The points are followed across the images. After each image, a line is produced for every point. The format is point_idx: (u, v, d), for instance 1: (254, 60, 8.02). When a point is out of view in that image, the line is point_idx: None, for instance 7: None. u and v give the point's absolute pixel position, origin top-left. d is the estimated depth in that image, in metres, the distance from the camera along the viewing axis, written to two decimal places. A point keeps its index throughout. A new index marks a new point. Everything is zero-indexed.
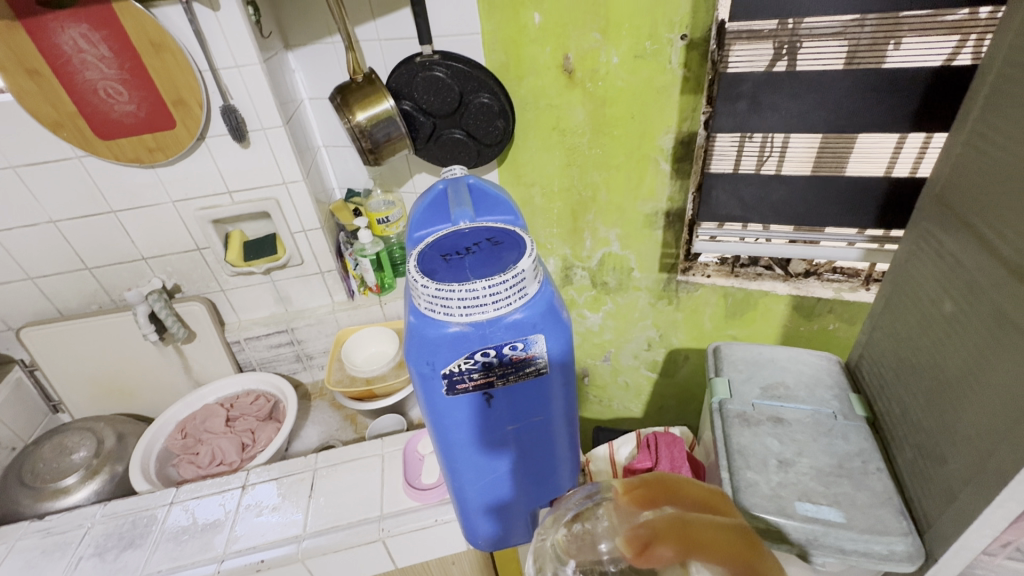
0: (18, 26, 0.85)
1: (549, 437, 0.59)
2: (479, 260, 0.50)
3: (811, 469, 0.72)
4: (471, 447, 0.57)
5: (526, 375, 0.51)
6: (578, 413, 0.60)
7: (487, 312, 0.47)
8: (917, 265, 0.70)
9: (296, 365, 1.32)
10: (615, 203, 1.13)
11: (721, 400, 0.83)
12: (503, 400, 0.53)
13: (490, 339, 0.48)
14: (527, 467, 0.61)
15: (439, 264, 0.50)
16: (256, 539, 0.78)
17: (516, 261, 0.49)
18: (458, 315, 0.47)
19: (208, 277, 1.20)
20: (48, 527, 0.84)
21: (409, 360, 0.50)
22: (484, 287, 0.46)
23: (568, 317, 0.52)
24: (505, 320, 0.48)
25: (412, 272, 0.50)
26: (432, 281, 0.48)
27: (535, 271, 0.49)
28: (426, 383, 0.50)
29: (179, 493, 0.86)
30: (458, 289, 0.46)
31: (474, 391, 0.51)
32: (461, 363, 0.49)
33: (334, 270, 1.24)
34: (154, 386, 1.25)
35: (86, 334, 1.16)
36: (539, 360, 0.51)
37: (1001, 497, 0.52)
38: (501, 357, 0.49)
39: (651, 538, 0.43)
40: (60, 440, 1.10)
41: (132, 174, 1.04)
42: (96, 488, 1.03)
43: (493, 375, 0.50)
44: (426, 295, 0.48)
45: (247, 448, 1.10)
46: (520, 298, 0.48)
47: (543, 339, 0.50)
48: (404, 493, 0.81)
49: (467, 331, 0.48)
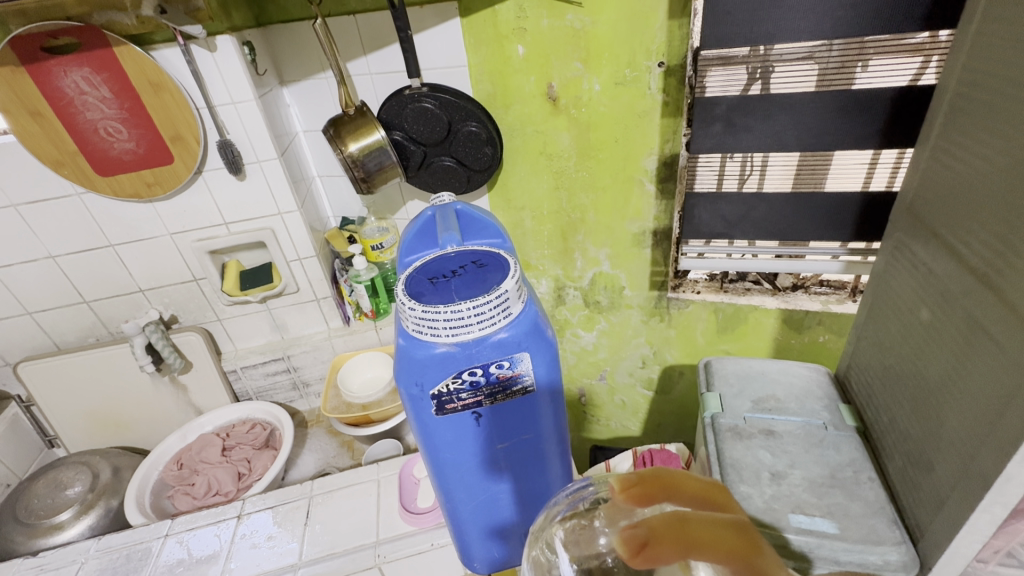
0: (23, 71, 0.89)
1: (540, 455, 0.60)
2: (464, 282, 0.52)
3: (803, 481, 0.72)
4: (464, 467, 0.57)
5: (514, 393, 0.53)
6: (568, 430, 0.61)
7: (472, 332, 0.49)
8: (894, 275, 0.72)
9: (293, 393, 1.32)
10: (604, 224, 1.15)
11: (713, 414, 0.84)
12: (492, 419, 0.54)
13: (476, 358, 0.50)
14: (521, 486, 0.61)
15: (426, 287, 0.52)
16: (251, 570, 0.78)
17: (500, 281, 0.51)
18: (444, 336, 0.49)
19: (205, 307, 1.21)
20: (41, 564, 0.83)
21: (398, 382, 0.51)
22: (469, 308, 0.48)
23: (552, 334, 0.53)
24: (491, 340, 0.50)
25: (399, 295, 0.51)
26: (419, 303, 0.49)
27: (518, 291, 0.51)
28: (416, 403, 0.51)
29: (174, 525, 0.86)
30: (443, 310, 0.48)
31: (463, 410, 0.52)
32: (449, 383, 0.50)
33: (329, 296, 1.25)
34: (150, 418, 1.25)
35: (83, 367, 1.17)
36: (526, 378, 0.52)
37: (986, 501, 0.53)
38: (488, 376, 0.51)
39: (650, 539, 0.40)
40: (55, 475, 1.09)
41: (130, 209, 1.06)
42: (91, 523, 1.02)
43: (481, 394, 0.51)
44: (414, 317, 0.49)
45: (244, 477, 1.10)
46: (505, 318, 0.50)
47: (528, 357, 0.51)
48: (400, 518, 0.81)
49: (453, 352, 0.49)
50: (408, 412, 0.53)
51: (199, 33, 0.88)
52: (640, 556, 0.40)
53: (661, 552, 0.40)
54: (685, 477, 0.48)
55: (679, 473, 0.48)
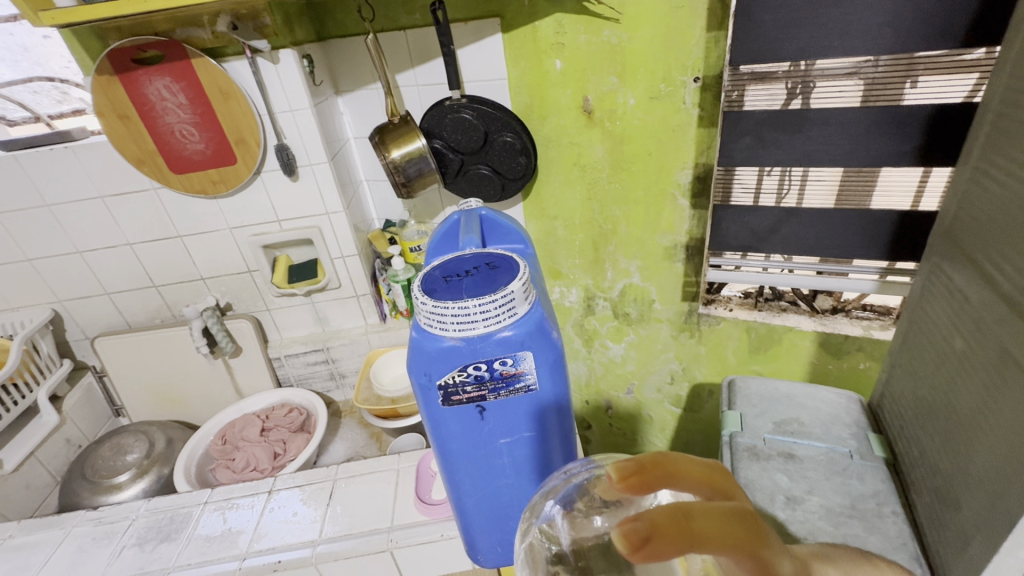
0: (116, 80, 1.01)
1: (544, 453, 0.61)
2: (476, 281, 0.55)
3: (819, 508, 0.70)
4: (471, 457, 0.60)
5: (516, 390, 0.55)
6: (572, 431, 0.62)
7: (477, 329, 0.52)
8: (931, 301, 0.69)
9: (330, 383, 1.40)
10: (635, 236, 1.15)
11: (731, 433, 0.83)
12: (496, 414, 0.57)
13: (480, 353, 0.53)
14: (525, 482, 0.63)
15: (439, 284, 0.56)
16: (276, 541, 0.84)
17: (508, 282, 0.54)
18: (452, 330, 0.52)
19: (256, 297, 1.31)
20: (99, 517, 0.92)
21: (409, 371, 0.54)
22: (475, 305, 0.51)
23: (557, 337, 0.55)
24: (495, 337, 0.52)
25: (415, 290, 0.55)
26: (431, 299, 0.53)
27: (525, 292, 0.54)
28: (424, 393, 0.55)
29: (213, 494, 0.94)
30: (451, 306, 0.51)
31: (468, 402, 0.55)
32: (454, 375, 0.53)
33: (368, 293, 1.33)
34: (202, 396, 1.36)
35: (149, 344, 1.29)
36: (528, 376, 0.55)
37: (1009, 544, 0.50)
38: (492, 371, 0.53)
39: (653, 534, 0.34)
40: (118, 440, 1.22)
41: (197, 203, 1.17)
42: (145, 487, 1.13)
43: (485, 388, 0.54)
44: (425, 311, 0.53)
45: (279, 457, 1.17)
46: (509, 316, 0.53)
47: (531, 356, 0.54)
48: (415, 507, 0.85)
49: (459, 346, 0.52)
50: (419, 400, 0.56)
51: (264, 46, 0.98)
52: (641, 554, 0.33)
53: (663, 549, 0.33)
54: (686, 461, 0.41)
55: (680, 455, 0.41)
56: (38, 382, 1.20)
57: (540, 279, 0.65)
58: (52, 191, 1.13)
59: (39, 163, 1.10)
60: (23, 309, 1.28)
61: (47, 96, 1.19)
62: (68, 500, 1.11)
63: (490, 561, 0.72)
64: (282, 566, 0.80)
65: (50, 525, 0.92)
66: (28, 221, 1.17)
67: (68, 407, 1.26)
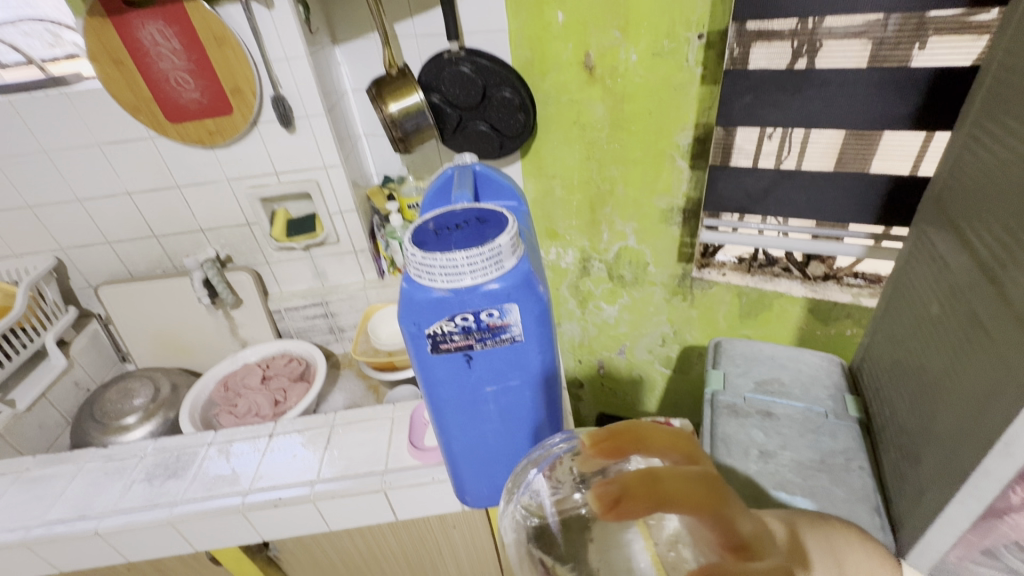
0: (108, 23, 0.99)
1: (528, 401, 0.64)
2: (465, 235, 0.56)
3: (791, 462, 0.73)
4: (459, 404, 0.63)
5: (502, 341, 0.57)
6: (556, 381, 0.65)
7: (465, 281, 0.53)
8: (914, 267, 0.70)
9: (329, 336, 1.43)
10: (632, 197, 1.15)
11: (713, 391, 0.85)
12: (482, 362, 0.59)
13: (468, 304, 0.54)
14: (510, 429, 0.66)
15: (430, 237, 0.57)
16: (276, 480, 0.88)
17: (496, 236, 0.55)
18: (440, 281, 0.54)
19: (255, 250, 1.33)
20: (110, 454, 0.97)
21: (399, 320, 0.56)
22: (463, 257, 0.52)
23: (543, 290, 0.57)
24: (482, 289, 0.54)
25: (405, 242, 0.56)
26: (420, 250, 0.54)
27: (513, 247, 0.55)
28: (414, 341, 0.57)
29: (217, 436, 0.98)
30: (440, 257, 0.53)
31: (455, 351, 0.57)
32: (442, 324, 0.55)
33: (366, 249, 1.34)
34: (204, 346, 1.40)
35: (151, 294, 1.32)
36: (514, 328, 0.57)
37: (961, 495, 0.53)
38: (479, 322, 0.55)
39: (622, 495, 0.39)
40: (125, 385, 1.26)
41: (194, 153, 1.17)
42: (151, 429, 1.18)
43: (472, 339, 0.56)
44: (414, 263, 0.54)
45: (279, 404, 1.21)
46: (496, 269, 0.54)
47: (517, 309, 0.55)
48: (408, 453, 0.89)
49: (447, 297, 0.54)
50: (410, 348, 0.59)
51: None
52: (612, 513, 0.39)
53: (634, 509, 0.39)
54: (654, 428, 0.47)
55: (646, 427, 0.47)
56: (44, 327, 1.23)
57: (530, 236, 0.66)
58: (49, 137, 1.13)
59: (35, 108, 1.09)
60: (27, 255, 1.30)
61: (38, 39, 1.16)
62: (80, 439, 1.16)
63: (478, 502, 0.77)
64: (282, 502, 0.85)
65: (64, 460, 0.97)
66: (27, 167, 1.17)
67: (75, 352, 1.30)
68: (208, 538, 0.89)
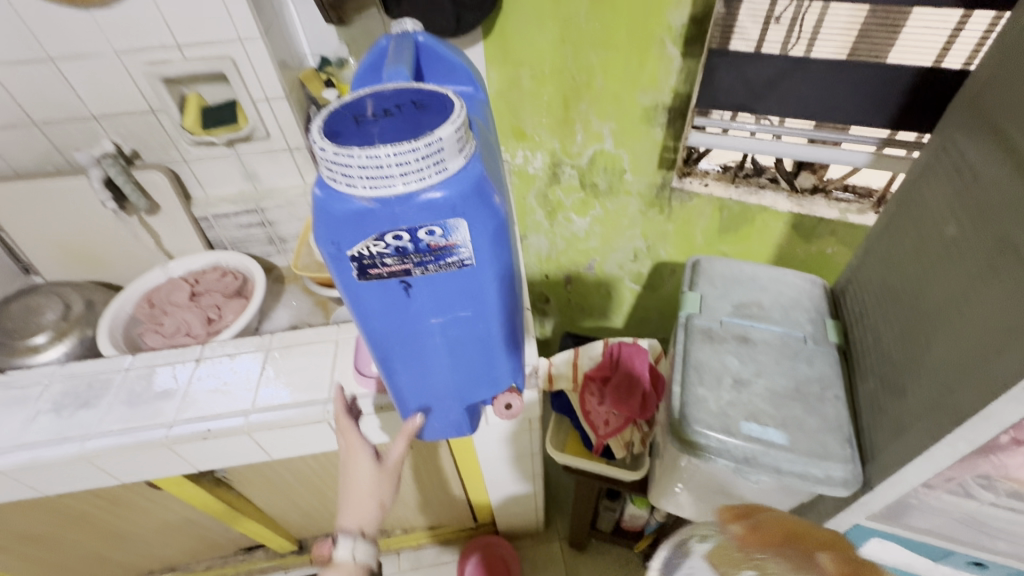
0: None
1: (481, 334, 0.54)
2: (395, 124, 0.42)
3: (765, 391, 0.69)
4: (399, 338, 0.53)
5: (447, 265, 0.46)
6: (515, 310, 0.55)
7: (394, 188, 0.41)
8: (930, 181, 0.61)
9: (269, 248, 1.28)
10: (612, 91, 0.99)
11: (688, 314, 0.78)
12: (424, 291, 0.48)
13: (400, 219, 0.42)
14: (460, 363, 0.57)
15: (349, 126, 0.43)
16: (205, 410, 0.79)
17: (436, 126, 0.41)
18: (362, 187, 0.41)
19: (168, 145, 1.12)
20: (9, 381, 0.84)
21: (315, 238, 0.44)
22: (390, 155, 0.39)
23: (499, 201, 0.45)
24: (418, 199, 0.42)
25: (315, 134, 0.42)
26: (333, 144, 0.40)
27: (459, 142, 0.42)
28: (335, 265, 0.45)
29: (135, 361, 0.86)
30: (358, 155, 0.39)
31: (389, 278, 0.46)
32: (369, 244, 0.43)
33: (303, 147, 1.15)
34: (123, 257, 1.23)
35: (43, 195, 1.11)
36: (461, 249, 0.45)
37: (953, 435, 0.49)
38: (417, 243, 0.44)
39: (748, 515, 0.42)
40: (30, 302, 1.10)
41: (64, 14, 0.91)
42: (66, 350, 1.05)
43: (409, 262, 0.45)
44: (326, 162, 0.41)
45: (213, 322, 1.09)
46: (437, 173, 0.41)
47: (465, 226, 0.44)
48: (353, 381, 0.81)
49: (372, 209, 0.41)
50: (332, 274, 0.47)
51: None
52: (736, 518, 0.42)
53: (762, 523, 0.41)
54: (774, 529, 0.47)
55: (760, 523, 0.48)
56: None
57: (486, 130, 0.52)
58: None
59: None
60: None
61: None
62: None
63: (429, 436, 0.69)
64: (212, 434, 0.77)
65: None
66: None
67: None
68: (136, 470, 0.81)
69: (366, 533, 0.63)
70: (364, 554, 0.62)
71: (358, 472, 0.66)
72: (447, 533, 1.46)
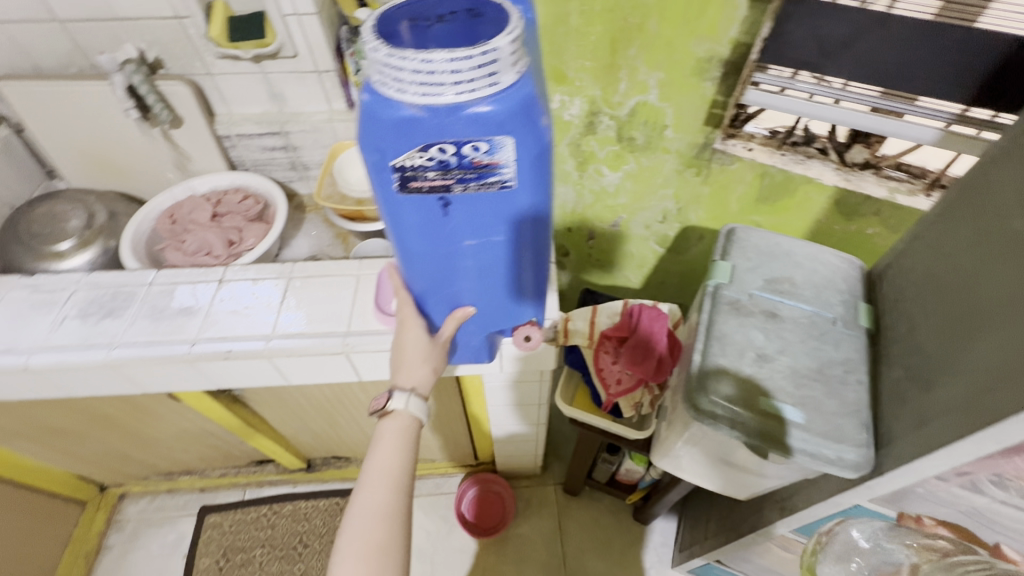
0: None
1: (512, 263, 0.53)
2: (450, 32, 0.40)
3: (787, 369, 0.68)
4: (431, 256, 0.52)
5: (488, 186, 0.44)
6: (549, 242, 0.54)
7: (445, 97, 0.38)
8: (1002, 167, 0.56)
9: (291, 174, 1.26)
10: (665, 38, 0.92)
11: (717, 284, 0.76)
12: (462, 211, 0.47)
13: (447, 131, 0.40)
14: (488, 289, 0.57)
15: (401, 28, 0.40)
16: (227, 331, 0.80)
17: (493, 37, 0.39)
18: (412, 94, 0.39)
19: (193, 55, 1.07)
20: (36, 284, 0.86)
21: (357, 142, 0.42)
22: (445, 60, 0.37)
23: (548, 124, 0.42)
24: (468, 112, 0.39)
25: (367, 33, 0.40)
26: (386, 44, 0.38)
27: (515, 56, 0.39)
28: (376, 175, 0.44)
29: (160, 276, 0.87)
30: (412, 57, 0.37)
31: (429, 193, 0.45)
32: (413, 155, 0.42)
33: (332, 71, 1.10)
34: (146, 171, 1.21)
35: (66, 98, 1.08)
36: (504, 170, 0.43)
37: (980, 434, 0.48)
38: (461, 157, 0.42)
39: None
40: (55, 207, 1.10)
41: None
42: (91, 258, 1.06)
43: (451, 178, 0.44)
44: (377, 63, 0.38)
45: (234, 245, 1.09)
46: (489, 87, 0.39)
47: (512, 144, 0.42)
48: (373, 317, 0.80)
49: (420, 118, 0.40)
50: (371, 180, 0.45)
51: None
52: None
53: None
54: None
55: None
56: None
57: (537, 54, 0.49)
58: None
59: None
60: None
61: None
62: (8, 263, 1.04)
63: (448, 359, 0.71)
64: (233, 356, 0.78)
65: None
66: None
67: None
68: (159, 382, 0.83)
69: (419, 392, 0.64)
70: (417, 407, 0.63)
71: (411, 337, 0.63)
72: (447, 468, 1.53)
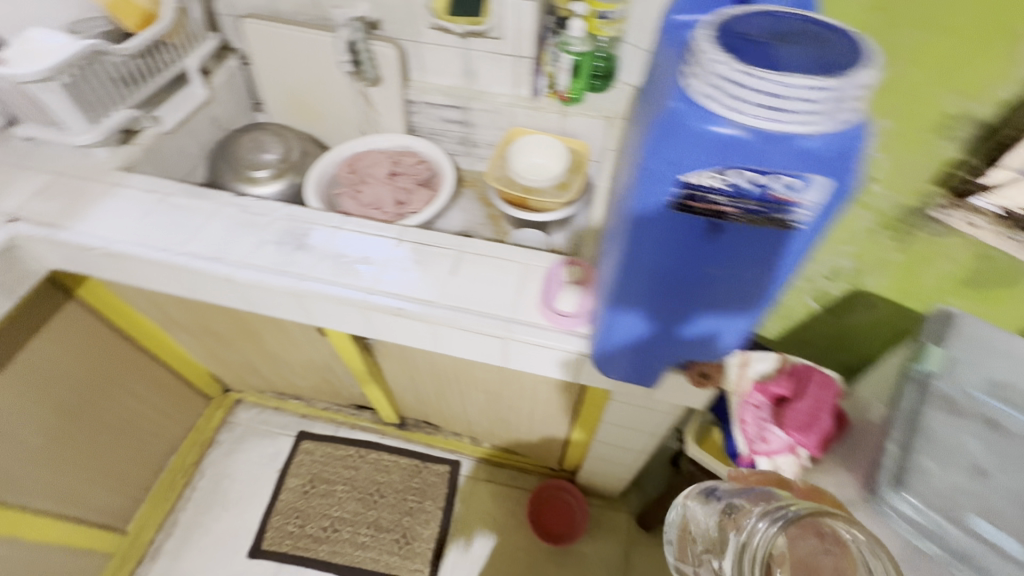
0: None
1: (738, 298, 0.51)
2: (788, 57, 0.38)
3: (1011, 492, 0.59)
4: (659, 279, 0.51)
5: (770, 221, 0.42)
6: (781, 287, 0.51)
7: (779, 125, 0.37)
8: None
9: (459, 148, 1.31)
10: None
11: (928, 371, 0.67)
12: (722, 239, 0.45)
13: (762, 159, 0.38)
14: (694, 316, 0.55)
15: (738, 45, 0.38)
16: (399, 289, 0.84)
17: (846, 73, 0.37)
18: (742, 114, 0.37)
19: (409, 22, 1.13)
20: (244, 206, 0.95)
21: (647, 159, 0.41)
22: (799, 86, 0.35)
23: (860, 171, 0.39)
24: (793, 143, 0.37)
25: (702, 43, 0.38)
26: (731, 59, 0.36)
27: (861, 95, 0.37)
28: (654, 185, 0.42)
29: (346, 222, 0.93)
30: (764, 78, 0.35)
31: (701, 215, 0.43)
32: (711, 175, 0.39)
33: (529, 59, 1.13)
34: (336, 119, 1.30)
35: (292, 43, 1.18)
36: (796, 209, 0.40)
37: None
38: (759, 188, 0.40)
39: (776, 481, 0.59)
40: (260, 135, 1.21)
41: None
42: (280, 190, 1.16)
43: (735, 206, 0.41)
44: (716, 75, 0.37)
45: (402, 204, 1.14)
46: (826, 122, 0.37)
47: (821, 185, 0.39)
48: (538, 309, 0.81)
49: (740, 140, 0.38)
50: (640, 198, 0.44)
51: None
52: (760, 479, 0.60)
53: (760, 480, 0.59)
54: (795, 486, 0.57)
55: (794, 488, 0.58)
56: (189, 48, 1.15)
57: None
58: None
59: None
60: None
61: None
62: (215, 179, 1.17)
63: (612, 364, 0.71)
64: (402, 313, 0.82)
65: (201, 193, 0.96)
66: None
67: (216, 87, 1.23)
68: (326, 318, 0.89)
69: None
70: None
71: None
72: (525, 463, 1.54)
